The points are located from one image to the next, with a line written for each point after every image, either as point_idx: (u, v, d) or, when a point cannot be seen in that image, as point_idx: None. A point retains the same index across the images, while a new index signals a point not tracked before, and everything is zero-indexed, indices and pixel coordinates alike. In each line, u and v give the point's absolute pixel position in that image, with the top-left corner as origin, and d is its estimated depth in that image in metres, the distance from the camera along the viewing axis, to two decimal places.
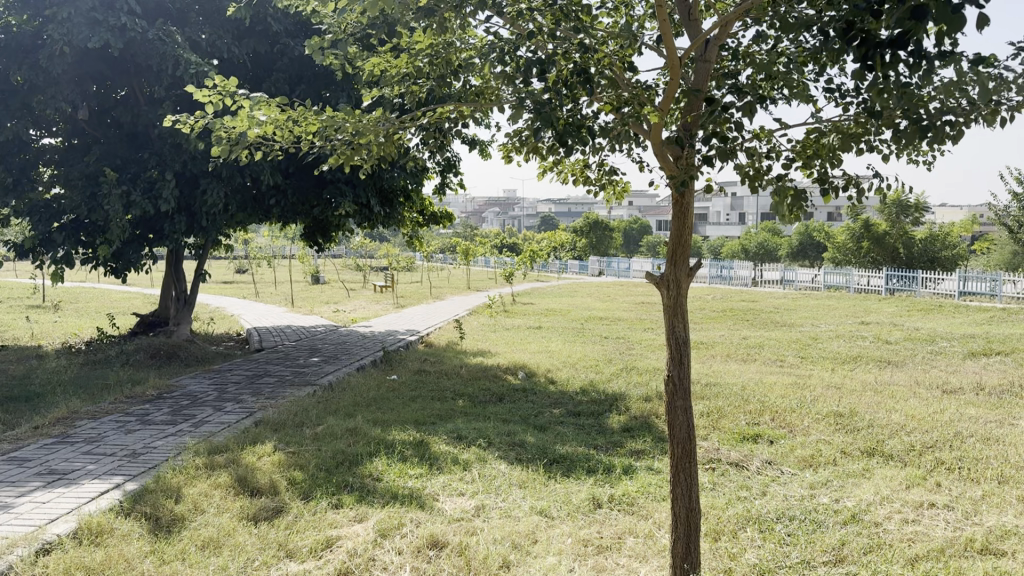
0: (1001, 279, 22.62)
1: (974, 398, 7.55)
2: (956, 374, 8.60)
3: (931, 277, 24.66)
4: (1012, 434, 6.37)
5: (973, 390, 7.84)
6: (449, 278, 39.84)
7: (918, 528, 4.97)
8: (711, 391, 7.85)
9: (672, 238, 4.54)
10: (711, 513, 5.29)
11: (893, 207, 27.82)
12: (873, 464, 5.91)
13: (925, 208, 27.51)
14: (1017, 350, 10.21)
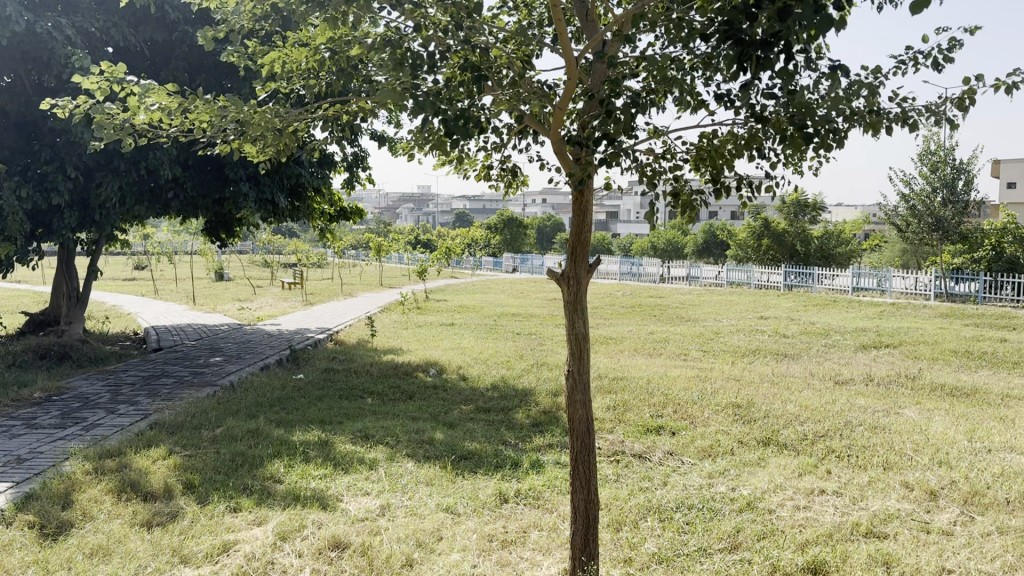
0: (890, 275, 23.84)
1: (863, 388, 7.93)
2: (848, 366, 9.00)
3: (827, 273, 25.75)
4: (897, 422, 6.71)
5: (862, 381, 8.24)
6: (363, 275, 39.36)
7: (809, 514, 5.19)
8: (617, 385, 7.99)
9: (571, 235, 4.62)
10: (613, 504, 5.39)
11: (792, 206, 29.01)
12: (768, 453, 6.12)
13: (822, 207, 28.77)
14: (903, 342, 10.78)
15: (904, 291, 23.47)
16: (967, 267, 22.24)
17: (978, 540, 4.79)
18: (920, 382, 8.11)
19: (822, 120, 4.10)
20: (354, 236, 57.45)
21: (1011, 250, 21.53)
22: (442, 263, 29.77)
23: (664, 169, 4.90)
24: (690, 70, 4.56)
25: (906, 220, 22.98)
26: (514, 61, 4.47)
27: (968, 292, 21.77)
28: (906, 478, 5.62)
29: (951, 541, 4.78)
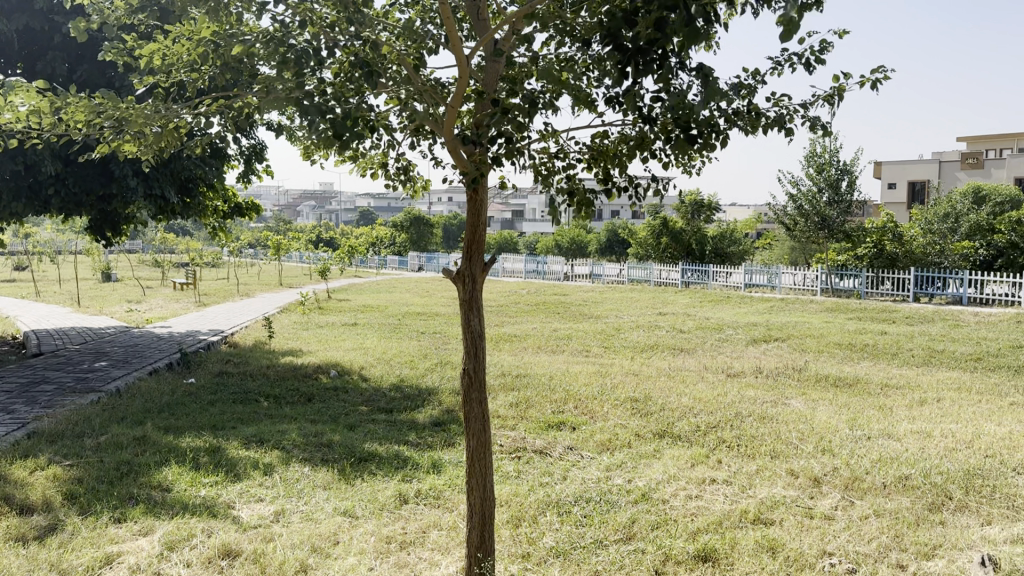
0: (779, 271, 24.95)
1: (753, 380, 8.27)
2: (738, 359, 9.37)
3: (722, 270, 26.59)
4: (784, 413, 7.02)
5: (752, 373, 8.60)
6: (263, 275, 38.27)
7: (700, 503, 5.37)
8: (520, 382, 8.05)
9: (467, 233, 4.62)
10: (513, 500, 5.43)
11: (689, 206, 29.86)
12: (663, 445, 6.29)
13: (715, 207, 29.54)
14: (790, 336, 11.29)
15: (794, 287, 24.56)
16: (850, 263, 23.44)
17: (856, 523, 5.05)
18: (806, 373, 8.51)
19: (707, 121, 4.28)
20: (252, 234, 55.67)
21: (890, 247, 22.50)
22: (345, 261, 29.26)
23: (559, 168, 4.97)
24: (581, 72, 4.65)
25: (794, 218, 24.26)
26: (405, 57, 4.45)
27: (851, 288, 22.98)
28: (791, 466, 5.87)
29: (832, 525, 5.03)
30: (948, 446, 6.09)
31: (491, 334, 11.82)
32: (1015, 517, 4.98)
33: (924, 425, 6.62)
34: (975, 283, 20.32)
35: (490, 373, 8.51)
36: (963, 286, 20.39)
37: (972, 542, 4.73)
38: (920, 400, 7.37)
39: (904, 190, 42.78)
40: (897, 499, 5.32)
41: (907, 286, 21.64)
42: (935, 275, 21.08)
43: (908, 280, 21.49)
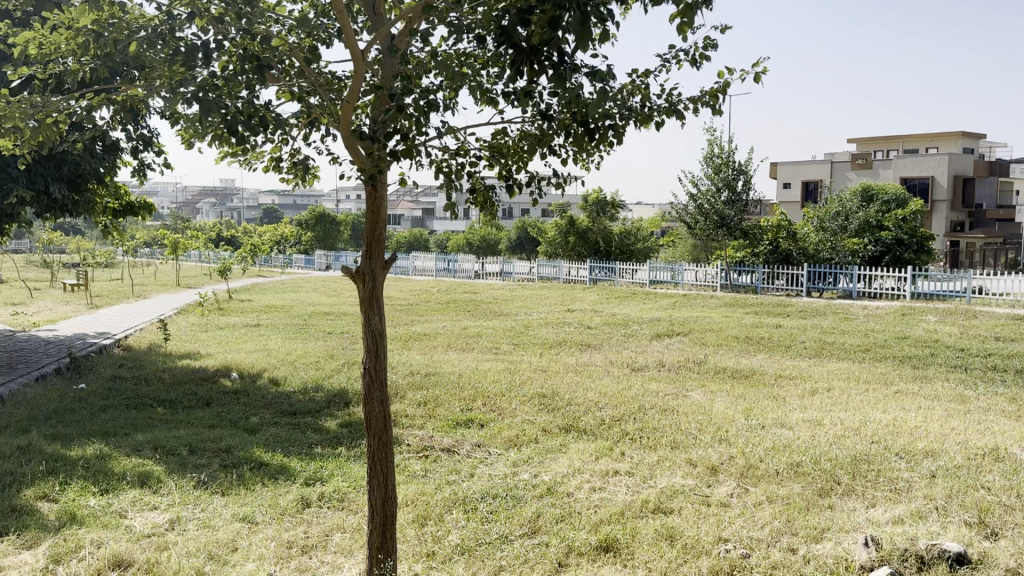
0: (682, 268, 25.43)
1: (656, 373, 8.51)
2: (643, 354, 9.62)
3: (628, 268, 26.92)
4: (685, 404, 7.25)
5: (656, 366, 8.84)
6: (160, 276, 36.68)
7: (604, 494, 5.49)
8: (429, 381, 8.04)
9: (366, 231, 4.58)
10: (420, 499, 5.40)
11: (593, 206, 30.64)
12: (569, 439, 6.41)
13: (620, 205, 30.68)
14: (691, 330, 11.65)
15: (695, 284, 25.15)
16: (748, 260, 24.28)
17: (750, 509, 5.25)
18: (706, 366, 8.82)
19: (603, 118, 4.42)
20: (149, 234, 53.22)
21: (784, 245, 23.76)
22: (246, 260, 28.37)
23: (460, 166, 4.99)
24: (479, 69, 4.70)
25: (694, 217, 24.68)
26: (298, 51, 4.41)
27: (748, 284, 23.82)
28: (690, 456, 6.06)
29: (727, 512, 5.22)
30: (837, 434, 6.40)
31: (400, 333, 11.75)
32: (896, 498, 5.28)
33: (815, 413, 6.94)
34: (864, 278, 21.52)
35: (398, 372, 8.46)
36: (853, 281, 21.57)
37: (858, 524, 4.99)
38: (811, 390, 7.74)
39: (798, 190, 44.80)
40: (789, 485, 5.54)
41: (801, 281, 22.79)
42: (826, 271, 22.32)
43: (802, 276, 22.64)
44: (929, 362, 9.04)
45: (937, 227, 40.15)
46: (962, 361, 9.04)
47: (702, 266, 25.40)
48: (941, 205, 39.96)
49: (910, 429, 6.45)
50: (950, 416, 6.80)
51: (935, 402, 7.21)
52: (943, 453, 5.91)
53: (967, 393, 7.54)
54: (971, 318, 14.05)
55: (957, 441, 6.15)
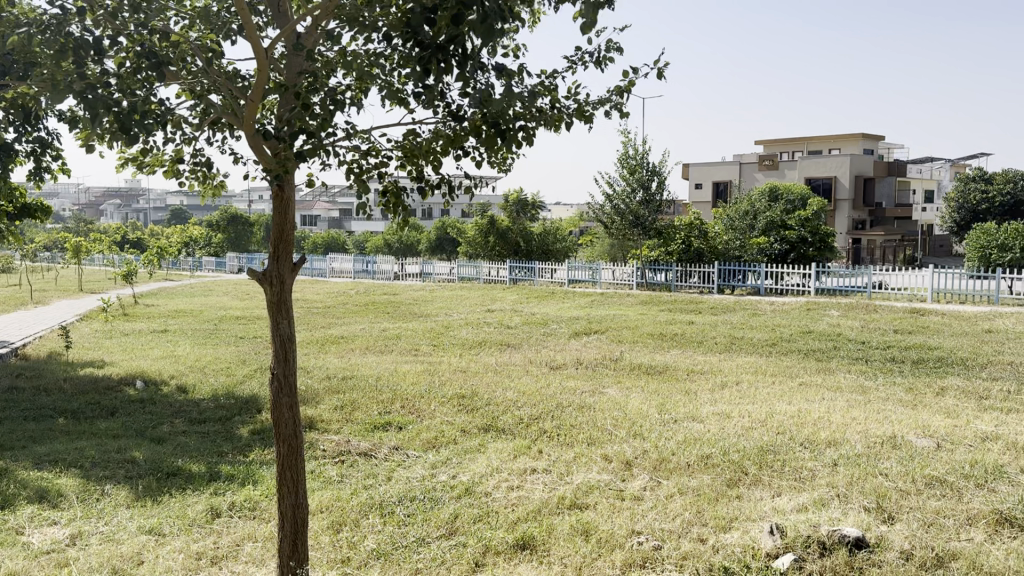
0: (600, 267, 25.87)
1: (573, 371, 8.62)
2: (561, 352, 9.74)
3: (546, 267, 27.08)
4: (601, 401, 7.38)
5: (573, 365, 8.96)
6: (61, 282, 34.90)
7: (521, 492, 5.52)
8: (346, 385, 7.95)
9: (273, 233, 4.41)
10: (334, 505, 5.32)
11: (514, 205, 30.88)
12: (487, 439, 6.43)
13: (539, 205, 30.90)
14: (608, 328, 11.86)
15: (612, 283, 25.45)
16: (661, 259, 24.42)
17: (662, 501, 5.37)
18: (622, 362, 8.99)
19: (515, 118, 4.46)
20: (48, 237, 50.61)
21: (697, 244, 23.94)
22: (153, 264, 27.28)
23: (371, 168, 4.90)
24: (388, 69, 4.66)
25: None
26: (199, 49, 4.30)
27: (663, 282, 24.38)
28: (606, 451, 6.15)
29: (640, 505, 5.33)
30: (745, 426, 6.61)
31: (317, 337, 11.55)
32: (801, 487, 5.47)
33: (725, 406, 7.16)
34: (771, 275, 22.30)
35: (315, 376, 8.32)
36: (761, 278, 22.30)
37: (764, 512, 5.16)
38: (722, 384, 7.98)
39: (709, 189, 46.01)
40: (699, 476, 5.69)
41: (712, 279, 23.34)
42: (736, 268, 22.82)
43: (713, 274, 23.17)
44: (832, 355, 9.45)
45: (840, 225, 41.81)
46: (862, 353, 9.48)
47: (619, 265, 25.78)
48: (844, 204, 41.66)
49: (814, 419, 6.72)
50: (851, 406, 7.12)
51: (838, 394, 7.53)
52: (844, 442, 6.17)
53: (867, 384, 7.91)
54: (871, 312, 14.76)
55: (857, 430, 6.43)
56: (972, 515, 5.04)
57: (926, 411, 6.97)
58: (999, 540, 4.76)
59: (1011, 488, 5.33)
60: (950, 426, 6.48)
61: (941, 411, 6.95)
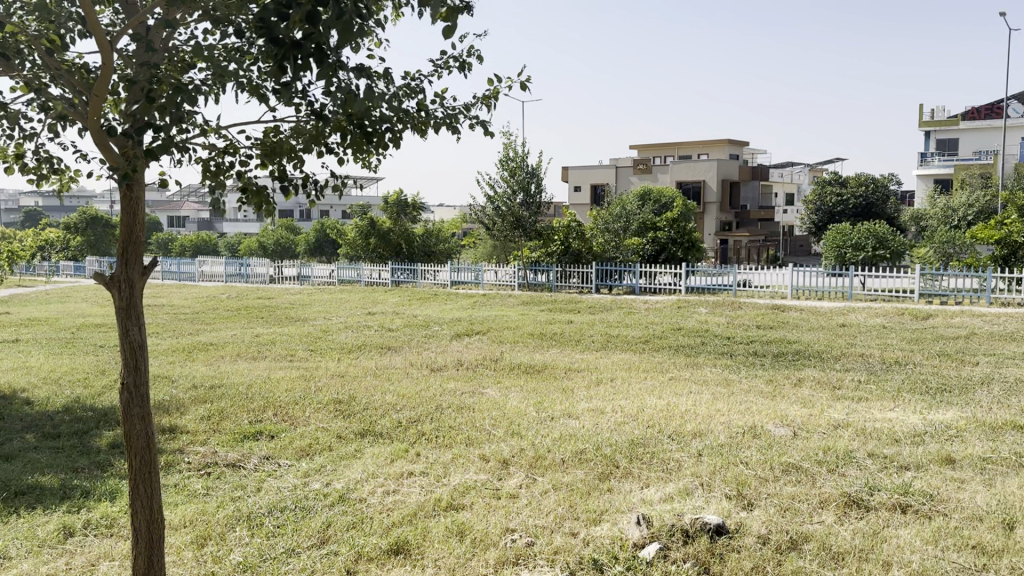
0: (483, 268, 25.93)
1: (454, 373, 8.63)
2: (442, 353, 9.75)
3: (430, 269, 27.09)
4: (480, 401, 7.43)
5: (454, 366, 8.97)
6: None
7: (397, 496, 5.42)
8: (215, 393, 7.69)
9: (122, 234, 4.16)
10: (200, 518, 5.11)
11: (394, 206, 30.29)
12: (364, 444, 6.35)
13: (420, 206, 30.57)
14: (489, 329, 11.97)
15: (496, 283, 25.73)
16: (543, 260, 25.06)
17: (536, 498, 5.42)
18: (502, 362, 9.09)
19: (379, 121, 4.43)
20: None
21: (575, 245, 24.54)
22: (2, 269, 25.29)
23: (230, 165, 4.76)
24: (246, 64, 4.55)
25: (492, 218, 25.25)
26: (36, 40, 4.07)
27: (544, 283, 24.88)
28: (483, 451, 6.18)
29: (515, 503, 5.35)
30: (618, 421, 6.80)
31: (184, 344, 11.08)
32: (668, 478, 5.66)
33: (600, 402, 7.35)
34: (646, 274, 23.18)
35: (181, 386, 7.98)
36: (636, 278, 23.15)
37: (632, 504, 5.31)
38: (597, 381, 8.17)
39: (587, 193, 47.21)
40: (573, 472, 5.79)
41: (591, 279, 24.10)
42: (613, 269, 23.73)
43: (592, 274, 23.95)
44: (700, 350, 9.87)
45: (708, 227, 43.95)
46: (728, 348, 9.95)
47: (501, 266, 26.09)
48: (712, 206, 43.83)
49: (681, 412, 6.98)
50: (716, 398, 7.45)
51: (705, 387, 7.85)
52: (708, 433, 6.44)
53: (732, 377, 8.31)
54: (738, 309, 15.52)
55: (722, 421, 6.73)
56: (823, 499, 5.34)
57: (784, 401, 7.38)
58: (847, 521, 5.06)
59: (858, 471, 5.70)
60: (806, 415, 6.87)
61: (798, 401, 7.38)
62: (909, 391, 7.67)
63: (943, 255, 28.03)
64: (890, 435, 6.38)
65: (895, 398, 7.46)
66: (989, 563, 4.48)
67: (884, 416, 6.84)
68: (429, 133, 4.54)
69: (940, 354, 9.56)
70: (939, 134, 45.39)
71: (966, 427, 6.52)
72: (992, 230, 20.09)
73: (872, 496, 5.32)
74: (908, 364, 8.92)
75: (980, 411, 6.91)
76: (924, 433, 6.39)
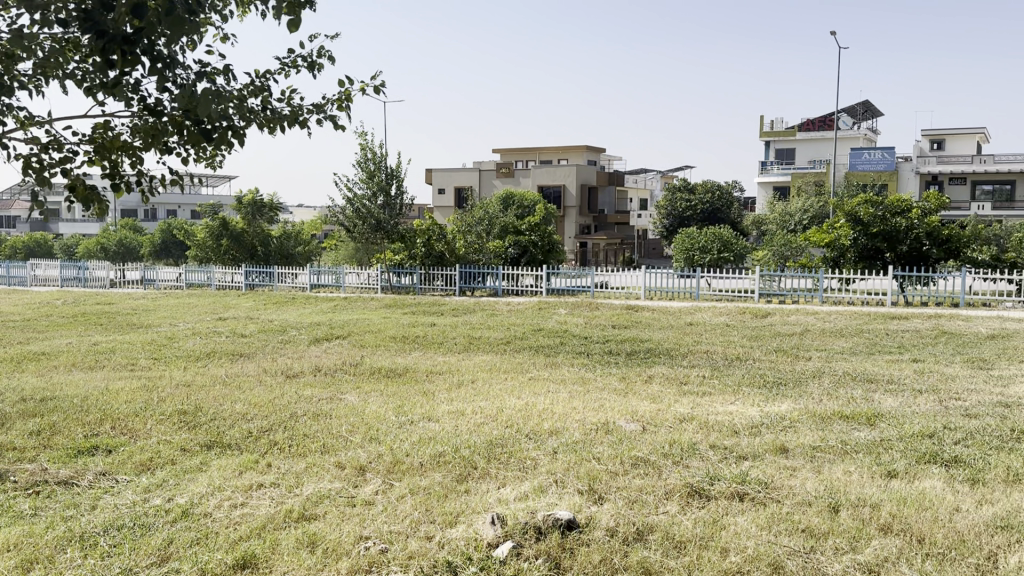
0: (344, 271, 25.54)
1: (311, 379, 8.45)
2: (299, 360, 9.52)
3: (287, 272, 26.33)
4: (338, 407, 7.33)
5: (311, 372, 8.79)
6: None
7: (245, 510, 5.23)
8: (45, 407, 7.16)
9: None
10: (25, 542, 4.73)
11: (249, 207, 29.06)
12: (210, 457, 6.10)
13: (278, 207, 29.69)
14: (350, 333, 11.80)
15: (357, 287, 25.34)
16: (405, 262, 25.11)
17: (392, 504, 5.36)
18: (361, 367, 8.99)
19: (219, 117, 4.36)
20: None
21: (438, 246, 24.79)
22: None
23: (56, 163, 4.54)
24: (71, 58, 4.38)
25: (352, 220, 24.81)
26: None
27: (408, 285, 24.82)
28: (338, 459, 6.09)
29: (370, 510, 5.27)
30: (477, 422, 6.87)
31: (9, 354, 10.24)
32: (523, 477, 5.77)
33: (460, 404, 7.41)
34: (509, 277, 23.60)
35: (5, 400, 7.38)
36: (498, 279, 23.57)
37: (488, 504, 5.35)
38: (458, 383, 8.22)
39: (451, 195, 47.61)
40: (430, 475, 5.80)
41: (455, 281, 24.26)
42: (475, 271, 24.07)
43: (455, 276, 24.14)
44: (559, 350, 10.12)
45: (568, 230, 45.99)
46: (584, 348, 10.26)
47: (363, 269, 25.76)
48: (571, 211, 45.76)
49: (539, 411, 7.14)
50: (572, 396, 7.68)
51: (562, 386, 8.07)
52: (564, 431, 6.63)
53: (588, 375, 8.57)
54: (594, 310, 16.07)
55: (577, 419, 6.94)
56: (669, 490, 5.60)
57: (635, 397, 7.70)
58: (689, 510, 5.33)
59: (701, 463, 6.02)
60: (655, 411, 7.20)
61: (648, 396, 7.73)
62: (749, 385, 8.20)
63: (780, 258, 30.03)
64: (730, 427, 6.79)
65: (737, 391, 7.94)
66: (816, 545, 4.84)
67: (726, 410, 7.27)
68: (271, 132, 4.58)
69: (777, 350, 10.26)
70: (777, 145, 50.60)
71: (799, 417, 7.05)
72: (824, 234, 21.78)
73: (713, 486, 5.63)
74: (748, 359, 9.54)
75: (810, 403, 7.49)
76: (761, 425, 6.85)
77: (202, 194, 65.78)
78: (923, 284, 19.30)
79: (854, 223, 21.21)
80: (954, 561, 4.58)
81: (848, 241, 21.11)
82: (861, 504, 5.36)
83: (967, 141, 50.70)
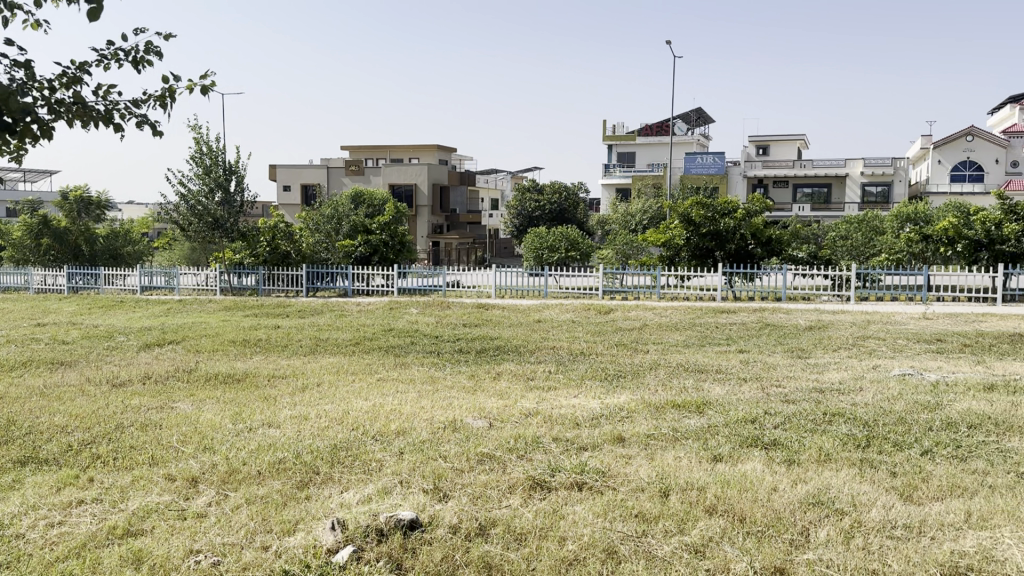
0: (177, 272, 24.45)
1: (141, 387, 8.04)
2: (127, 367, 9.02)
3: (114, 273, 24.89)
4: (169, 416, 7.02)
5: (140, 380, 8.35)
6: None
7: (63, 529, 4.91)
8: None
9: None
10: None
11: (74, 204, 27.21)
12: (25, 474, 5.69)
13: (107, 205, 27.95)
14: (185, 338, 11.28)
15: (194, 288, 24.29)
16: (247, 262, 24.39)
17: (226, 515, 5.20)
18: (197, 373, 8.65)
19: (24, 110, 4.06)
20: None
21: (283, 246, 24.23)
22: None
23: None
24: None
25: (187, 218, 23.54)
26: None
27: (250, 286, 24.03)
28: (168, 470, 5.83)
29: (202, 523, 5.08)
30: (322, 426, 6.78)
31: None
32: (367, 479, 5.75)
33: (303, 408, 7.28)
34: (358, 277, 23.32)
35: None
36: (348, 279, 23.32)
37: (329, 509, 5.29)
38: (303, 387, 8.06)
39: (298, 193, 46.51)
40: (268, 483, 5.67)
41: (300, 281, 23.77)
42: (323, 271, 23.70)
43: (301, 276, 23.64)
44: (409, 350, 10.14)
45: (420, 229, 46.47)
46: (435, 347, 10.31)
47: (201, 270, 24.72)
48: (424, 209, 46.26)
49: (386, 412, 7.13)
50: (420, 395, 7.72)
51: (410, 386, 8.08)
52: (411, 431, 6.67)
53: (437, 374, 8.64)
54: (446, 308, 16.18)
55: (424, 418, 6.98)
56: (512, 484, 5.75)
57: (482, 394, 7.84)
58: (531, 502, 5.49)
59: (543, 456, 6.21)
60: (501, 407, 7.37)
61: (495, 393, 7.88)
62: (591, 378, 8.56)
63: (621, 257, 31.18)
64: (572, 420, 7.04)
65: (579, 385, 8.25)
66: (646, 529, 5.11)
67: (567, 403, 7.53)
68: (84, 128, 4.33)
69: (617, 344, 10.73)
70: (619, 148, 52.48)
71: (635, 408, 7.41)
72: (661, 234, 22.95)
73: (554, 477, 5.84)
74: (590, 354, 9.92)
75: (645, 394, 7.89)
76: (600, 416, 7.15)
77: (25, 190, 60.52)
78: (749, 280, 20.86)
79: (687, 224, 22.51)
80: (770, 538, 4.96)
81: (681, 241, 22.44)
82: (689, 488, 5.70)
83: (789, 146, 54.80)
